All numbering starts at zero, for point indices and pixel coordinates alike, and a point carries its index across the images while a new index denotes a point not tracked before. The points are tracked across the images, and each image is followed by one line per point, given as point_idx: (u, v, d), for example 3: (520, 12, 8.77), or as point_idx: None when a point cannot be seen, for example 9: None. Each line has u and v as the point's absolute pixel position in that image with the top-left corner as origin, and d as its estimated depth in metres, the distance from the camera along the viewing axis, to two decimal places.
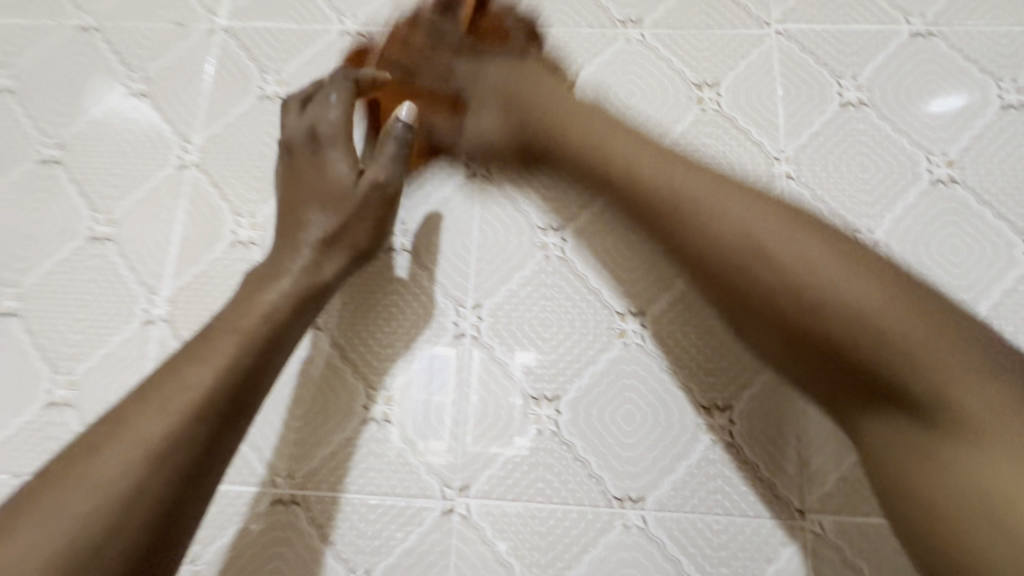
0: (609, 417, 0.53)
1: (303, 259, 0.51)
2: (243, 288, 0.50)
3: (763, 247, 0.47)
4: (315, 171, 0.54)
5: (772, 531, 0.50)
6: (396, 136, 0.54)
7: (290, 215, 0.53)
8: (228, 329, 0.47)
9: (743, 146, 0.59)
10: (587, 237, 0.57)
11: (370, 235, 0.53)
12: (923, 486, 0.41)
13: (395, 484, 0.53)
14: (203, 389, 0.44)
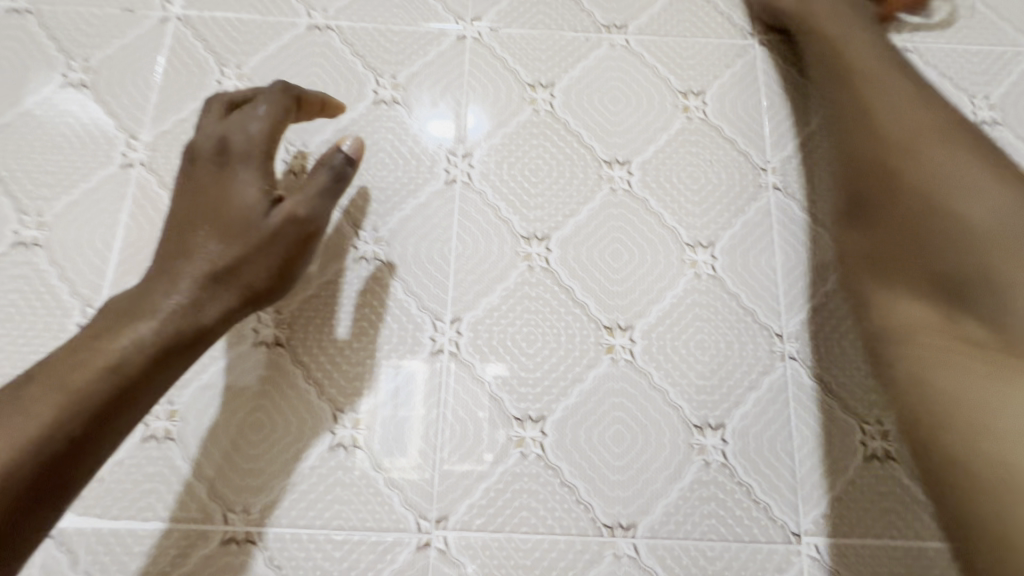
0: (597, 437, 0.50)
1: (181, 295, 0.43)
2: (105, 314, 0.42)
3: (910, 144, 0.48)
4: (220, 189, 0.47)
5: (768, 557, 0.48)
6: (330, 166, 0.50)
7: (182, 237, 0.46)
8: (84, 360, 0.39)
9: (730, 156, 0.57)
10: (572, 247, 0.54)
11: (269, 274, 0.46)
12: (942, 387, 0.43)
13: (364, 517, 0.48)
14: (52, 409, 0.37)
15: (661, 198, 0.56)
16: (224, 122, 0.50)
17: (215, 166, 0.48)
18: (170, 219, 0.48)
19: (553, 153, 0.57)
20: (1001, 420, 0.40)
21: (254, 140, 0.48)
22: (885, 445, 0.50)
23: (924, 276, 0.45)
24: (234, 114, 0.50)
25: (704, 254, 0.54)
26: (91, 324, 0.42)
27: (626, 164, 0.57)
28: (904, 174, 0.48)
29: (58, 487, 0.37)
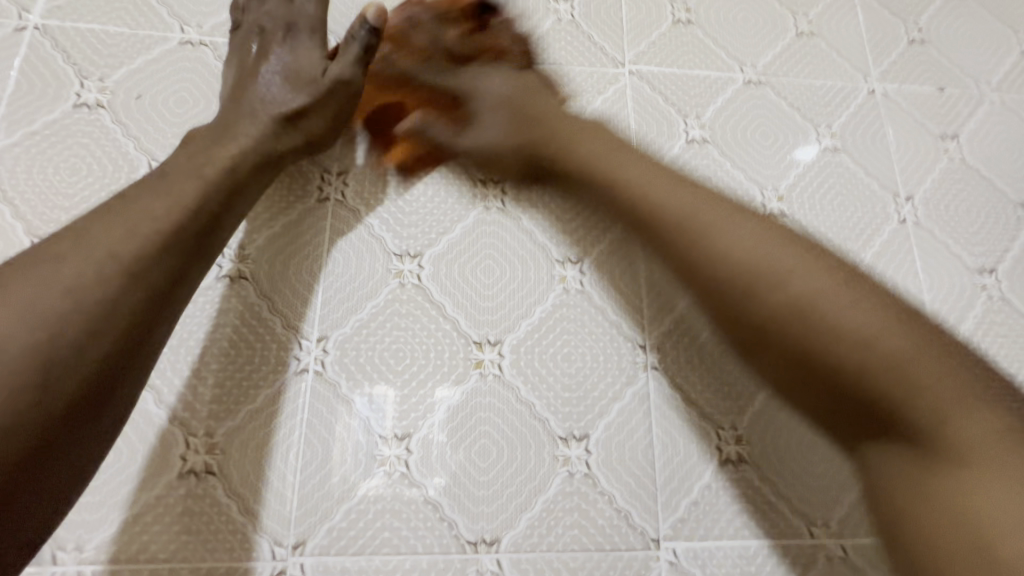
0: (464, 452, 0.50)
1: (260, 129, 0.49)
2: (197, 138, 0.47)
3: (689, 221, 0.48)
4: (283, 55, 0.54)
5: (627, 564, 0.49)
6: (357, 37, 0.54)
7: (248, 89, 0.52)
8: (205, 162, 0.45)
9: None
10: (445, 264, 0.55)
11: (328, 125, 0.53)
12: (909, 504, 0.37)
13: (214, 547, 0.46)
14: (186, 202, 0.42)
15: (533, 216, 0.58)
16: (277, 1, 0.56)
17: (280, 34, 0.55)
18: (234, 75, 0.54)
19: (430, 172, 0.58)
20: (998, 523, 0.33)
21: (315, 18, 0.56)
22: (737, 449, 0.53)
23: (829, 413, 0.41)
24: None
25: (573, 270, 0.56)
26: (185, 147, 0.46)
27: (500, 183, 0.59)
28: (734, 304, 0.45)
29: (139, 349, 0.38)
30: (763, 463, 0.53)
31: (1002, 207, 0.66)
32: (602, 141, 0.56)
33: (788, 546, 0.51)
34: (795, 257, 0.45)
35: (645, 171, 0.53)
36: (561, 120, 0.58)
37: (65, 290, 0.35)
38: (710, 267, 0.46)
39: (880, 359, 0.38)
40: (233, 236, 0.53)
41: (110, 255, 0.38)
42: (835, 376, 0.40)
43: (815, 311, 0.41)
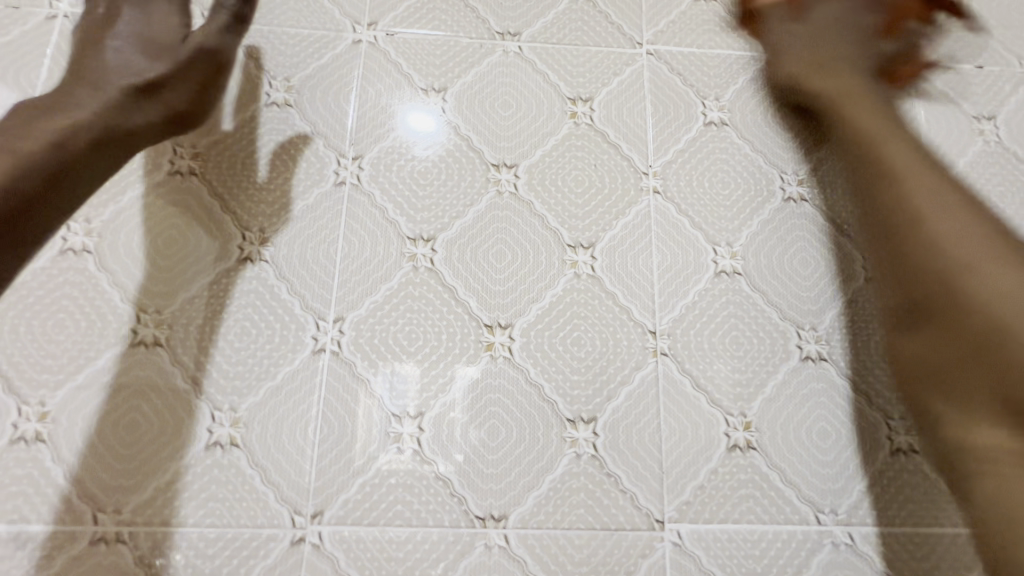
0: (474, 432, 0.51)
1: (106, 101, 0.47)
2: (28, 109, 0.46)
3: (902, 201, 0.48)
4: (135, 18, 0.52)
5: (631, 544, 0.50)
6: (225, 5, 0.53)
7: (92, 54, 0.50)
8: (26, 134, 0.43)
9: (614, 161, 0.60)
10: (458, 248, 0.56)
11: (192, 97, 0.51)
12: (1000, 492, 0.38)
13: (239, 514, 0.49)
14: (12, 173, 0.41)
15: (546, 201, 0.58)
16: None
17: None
18: (81, 37, 0.52)
19: (444, 156, 0.59)
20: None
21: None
22: (746, 435, 0.53)
23: (974, 395, 0.42)
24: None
25: (584, 255, 0.57)
26: (17, 112, 0.45)
27: (513, 167, 0.59)
28: (904, 246, 0.47)
29: None
30: (772, 450, 0.53)
31: None
32: (835, 87, 0.56)
33: (794, 532, 0.51)
34: (969, 223, 0.45)
35: (832, 75, 0.56)
36: (828, 80, 0.56)
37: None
38: (918, 245, 0.46)
39: (983, 302, 0.42)
40: (254, 220, 0.55)
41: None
42: (988, 342, 0.41)
43: (999, 298, 0.41)
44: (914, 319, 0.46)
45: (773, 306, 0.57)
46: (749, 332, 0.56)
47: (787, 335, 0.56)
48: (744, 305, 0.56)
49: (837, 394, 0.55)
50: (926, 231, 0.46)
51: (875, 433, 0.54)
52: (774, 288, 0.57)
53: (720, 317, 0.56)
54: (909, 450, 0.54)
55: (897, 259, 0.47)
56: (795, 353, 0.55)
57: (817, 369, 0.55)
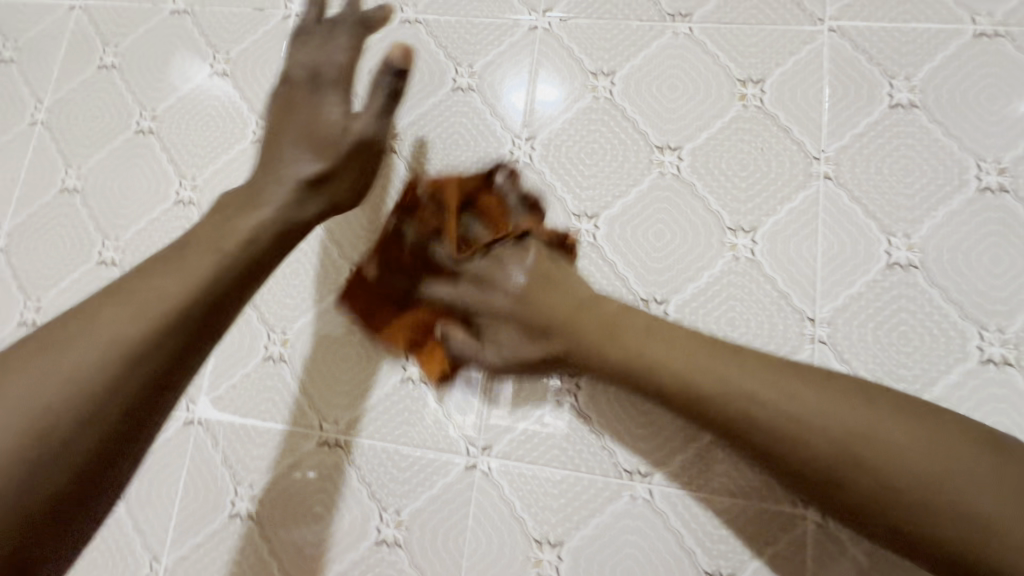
0: (625, 395, 0.57)
1: (282, 192, 0.52)
2: (226, 206, 0.50)
3: (795, 421, 0.40)
4: (309, 111, 0.57)
5: (773, 517, 0.53)
6: (382, 87, 0.57)
7: (272, 151, 0.55)
8: (225, 234, 0.48)
9: (783, 144, 0.59)
10: (619, 224, 0.60)
11: (355, 181, 0.56)
12: None
13: (425, 438, 0.59)
14: (204, 273, 0.45)
15: (708, 183, 0.60)
16: (316, 49, 0.60)
17: (306, 91, 0.58)
18: (269, 134, 0.58)
19: (609, 137, 0.62)
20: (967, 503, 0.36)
21: (339, 67, 0.58)
22: None
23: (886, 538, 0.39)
24: (326, 43, 0.60)
25: (744, 239, 0.58)
26: (211, 217, 0.49)
27: (677, 150, 0.61)
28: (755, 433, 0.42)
29: (129, 430, 0.40)
30: None
31: None
32: (671, 331, 0.48)
33: None
34: (843, 414, 0.40)
35: (633, 315, 0.50)
36: (499, 271, 0.55)
37: (87, 362, 0.39)
38: (776, 423, 0.41)
39: (840, 445, 0.39)
40: None
41: (126, 343, 0.40)
42: (779, 451, 0.41)
43: (826, 418, 0.40)
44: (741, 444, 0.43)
45: (951, 302, 0.54)
46: (922, 327, 0.54)
47: (966, 335, 0.53)
48: (917, 299, 0.54)
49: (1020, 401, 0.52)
50: (781, 414, 0.41)
51: None
52: (954, 283, 0.54)
53: (889, 310, 0.55)
54: None
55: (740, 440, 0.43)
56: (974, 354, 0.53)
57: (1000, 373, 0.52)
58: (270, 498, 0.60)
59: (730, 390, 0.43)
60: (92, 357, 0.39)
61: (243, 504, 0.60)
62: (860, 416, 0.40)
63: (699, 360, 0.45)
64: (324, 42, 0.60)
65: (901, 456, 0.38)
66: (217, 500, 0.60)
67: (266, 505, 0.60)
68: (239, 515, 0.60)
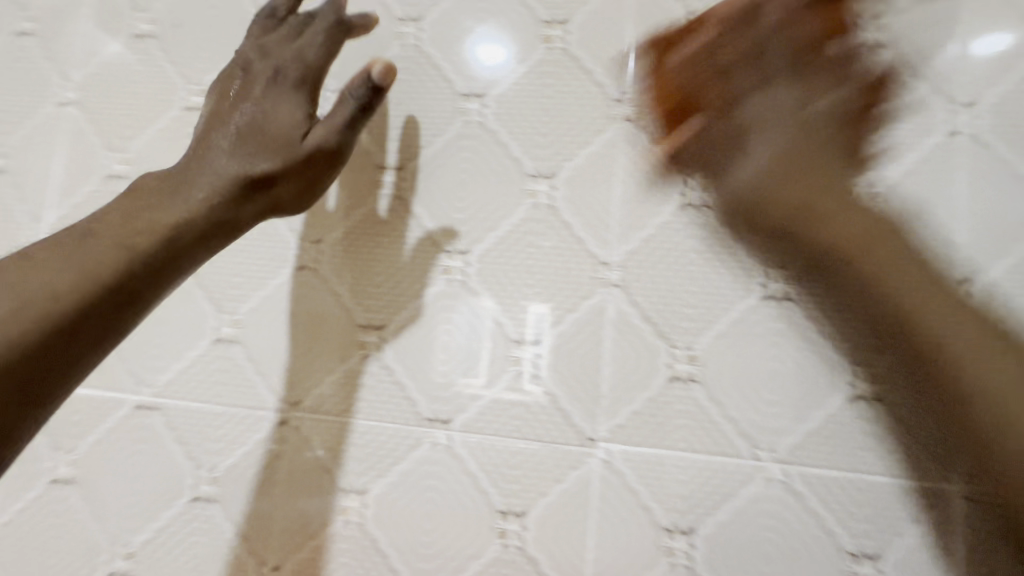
0: (427, 345, 0.57)
1: (215, 189, 0.47)
2: (150, 191, 0.46)
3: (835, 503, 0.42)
4: (256, 103, 0.51)
5: (562, 455, 0.54)
6: (351, 99, 0.51)
7: (206, 139, 0.50)
8: (156, 209, 0.45)
9: (585, 87, 0.58)
10: (423, 176, 0.59)
11: (298, 191, 0.50)
12: None
13: (237, 396, 0.59)
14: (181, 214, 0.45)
15: (511, 130, 0.59)
16: (283, 44, 0.53)
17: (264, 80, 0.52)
18: (210, 117, 0.52)
19: (416, 86, 0.61)
20: None
21: (306, 64, 0.52)
22: (689, 368, 0.54)
23: None
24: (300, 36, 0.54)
25: (544, 185, 0.58)
26: (143, 193, 0.46)
27: (482, 97, 0.60)
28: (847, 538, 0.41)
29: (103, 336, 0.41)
30: (712, 384, 0.53)
31: None
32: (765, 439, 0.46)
33: (726, 464, 0.52)
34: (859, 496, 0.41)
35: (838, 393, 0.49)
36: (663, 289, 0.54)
37: (55, 280, 0.39)
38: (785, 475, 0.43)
39: None
40: None
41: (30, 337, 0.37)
42: None
43: None
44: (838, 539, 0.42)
45: (737, 241, 0.55)
46: (709, 267, 0.55)
47: (748, 272, 0.54)
48: (704, 240, 0.55)
49: (796, 334, 0.53)
50: None
51: (831, 377, 0.52)
52: (740, 222, 0.55)
53: (680, 251, 0.55)
54: (868, 397, 0.51)
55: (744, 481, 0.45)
56: (756, 290, 0.54)
57: (779, 307, 0.53)
58: (89, 464, 0.60)
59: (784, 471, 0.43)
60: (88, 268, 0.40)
61: (62, 470, 0.60)
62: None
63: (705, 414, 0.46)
64: (290, 36, 0.54)
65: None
66: (35, 467, 0.60)
67: (84, 470, 0.60)
68: (57, 482, 0.60)
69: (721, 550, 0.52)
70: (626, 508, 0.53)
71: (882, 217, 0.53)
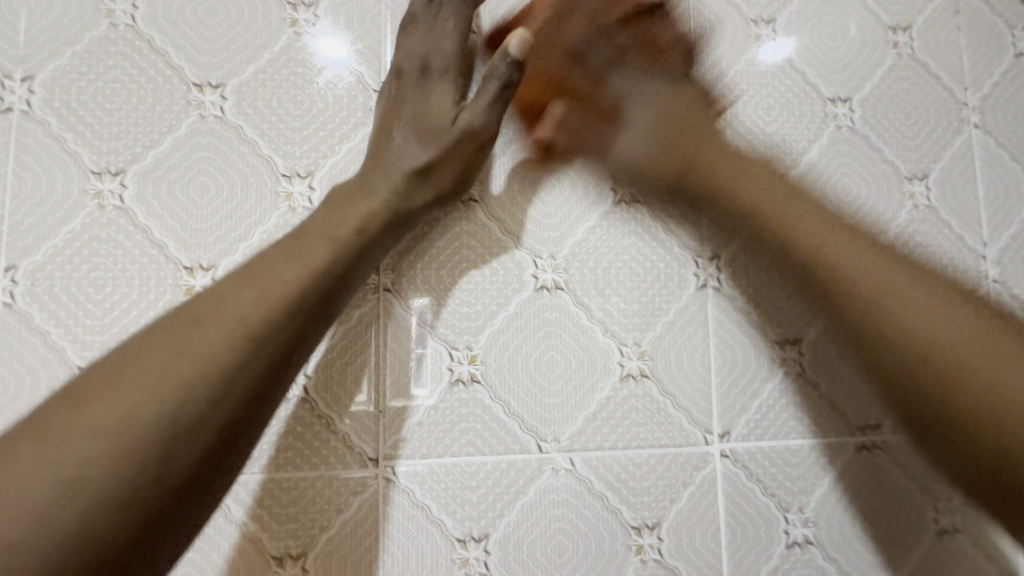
0: None
1: (391, 185, 0.49)
2: (333, 196, 0.49)
3: (889, 301, 0.43)
4: (417, 103, 0.51)
5: (342, 482, 0.50)
6: (496, 70, 0.49)
7: (383, 141, 0.50)
8: (309, 243, 0.45)
9: (340, 78, 0.54)
10: (152, 182, 0.50)
11: (458, 177, 0.51)
12: (956, 345, 0.41)
13: None
14: (260, 320, 0.41)
15: (257, 126, 0.52)
16: (422, 36, 0.52)
17: (414, 79, 0.51)
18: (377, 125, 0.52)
19: (134, 74, 0.51)
20: (941, 330, 0.41)
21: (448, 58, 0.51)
22: (470, 369, 0.52)
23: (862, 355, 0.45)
24: (432, 26, 0.52)
25: (300, 185, 0.52)
26: (327, 201, 0.49)
27: (220, 87, 0.52)
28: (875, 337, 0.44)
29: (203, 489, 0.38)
30: (494, 382, 0.52)
31: (813, 105, 0.59)
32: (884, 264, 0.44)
33: (514, 462, 0.51)
34: (888, 267, 0.44)
35: (840, 243, 0.46)
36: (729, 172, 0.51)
37: (90, 453, 0.35)
38: (886, 333, 0.43)
39: (881, 308, 0.43)
40: None
41: (244, 317, 0.41)
42: (914, 348, 0.42)
43: (920, 313, 0.42)
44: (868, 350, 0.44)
45: (509, 234, 0.54)
46: (483, 262, 0.53)
47: (521, 264, 0.53)
48: (478, 234, 0.53)
49: (571, 322, 0.53)
50: (899, 327, 0.42)
51: (604, 360, 0.53)
52: (510, 214, 0.54)
53: (454, 247, 0.53)
54: (638, 375, 0.53)
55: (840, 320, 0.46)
56: (530, 282, 0.53)
57: (552, 297, 0.53)
58: None
59: (833, 261, 0.45)
60: (152, 417, 0.37)
61: None
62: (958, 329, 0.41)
63: (809, 217, 0.48)
64: (423, 32, 0.52)
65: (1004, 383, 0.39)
66: None
67: None
68: None
69: (515, 550, 0.50)
70: (417, 527, 0.50)
71: (638, 201, 0.55)
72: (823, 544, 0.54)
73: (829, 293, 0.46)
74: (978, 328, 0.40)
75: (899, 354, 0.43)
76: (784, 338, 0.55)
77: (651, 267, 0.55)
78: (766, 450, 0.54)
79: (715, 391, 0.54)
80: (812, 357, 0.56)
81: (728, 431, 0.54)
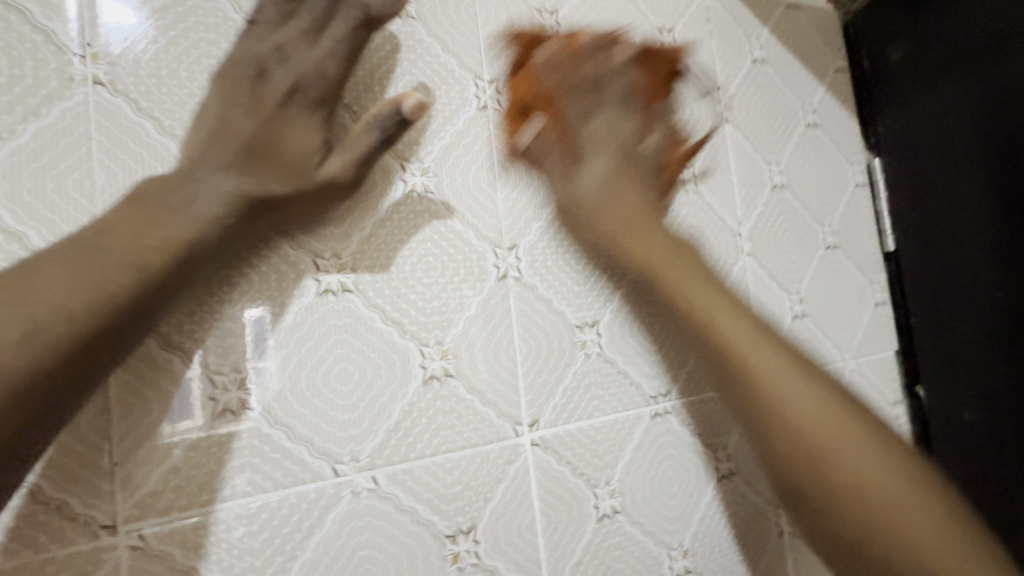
0: None
1: (215, 205, 0.40)
2: (142, 195, 0.39)
3: (853, 476, 0.40)
4: (279, 121, 0.44)
5: (64, 565, 0.38)
6: (379, 122, 0.45)
7: (212, 146, 0.42)
8: (117, 248, 0.36)
9: (17, 33, 0.40)
10: None
11: (304, 215, 0.45)
12: (874, 547, 0.39)
13: None
14: (64, 318, 0.34)
15: None
16: (303, 49, 0.45)
17: (280, 96, 0.44)
18: (208, 121, 0.43)
19: None
20: (893, 521, 0.38)
21: (331, 83, 0.45)
22: (242, 395, 0.44)
23: (841, 530, 0.40)
24: (315, 39, 0.45)
25: None
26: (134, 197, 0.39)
27: None
28: (829, 526, 0.40)
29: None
30: (272, 406, 0.44)
31: None
32: (807, 406, 0.43)
33: (304, 494, 0.45)
34: (886, 474, 0.40)
35: (756, 354, 0.45)
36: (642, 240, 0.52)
37: None
38: (847, 548, 0.40)
39: (887, 532, 0.38)
40: None
41: (46, 317, 0.33)
42: (889, 555, 0.38)
43: (867, 489, 0.40)
44: (816, 534, 0.41)
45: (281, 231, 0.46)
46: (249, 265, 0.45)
47: (299, 265, 0.46)
48: None
49: (365, 327, 0.48)
50: (914, 567, 0.37)
51: (405, 363, 0.49)
52: None
53: None
54: (442, 375, 0.51)
55: (811, 523, 0.41)
56: (311, 286, 0.47)
57: (340, 301, 0.48)
58: None
59: (813, 467, 0.41)
60: None
61: None
62: (771, 366, 0.45)
63: (761, 355, 0.45)
64: (307, 34, 0.45)
65: (911, 556, 0.38)
66: None
67: None
68: None
69: None
70: None
71: (430, 192, 0.52)
72: (629, 511, 0.57)
73: (789, 475, 0.42)
74: (928, 526, 0.38)
75: (884, 553, 0.38)
76: (583, 321, 0.57)
77: (449, 260, 0.52)
78: (573, 432, 0.55)
79: (522, 382, 0.54)
80: (609, 336, 0.58)
81: (537, 420, 0.54)
